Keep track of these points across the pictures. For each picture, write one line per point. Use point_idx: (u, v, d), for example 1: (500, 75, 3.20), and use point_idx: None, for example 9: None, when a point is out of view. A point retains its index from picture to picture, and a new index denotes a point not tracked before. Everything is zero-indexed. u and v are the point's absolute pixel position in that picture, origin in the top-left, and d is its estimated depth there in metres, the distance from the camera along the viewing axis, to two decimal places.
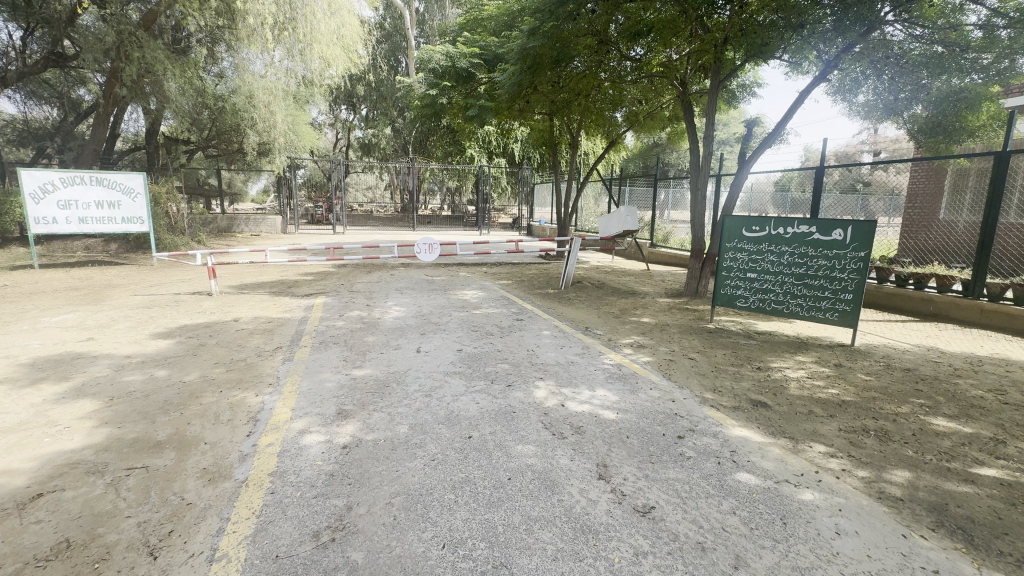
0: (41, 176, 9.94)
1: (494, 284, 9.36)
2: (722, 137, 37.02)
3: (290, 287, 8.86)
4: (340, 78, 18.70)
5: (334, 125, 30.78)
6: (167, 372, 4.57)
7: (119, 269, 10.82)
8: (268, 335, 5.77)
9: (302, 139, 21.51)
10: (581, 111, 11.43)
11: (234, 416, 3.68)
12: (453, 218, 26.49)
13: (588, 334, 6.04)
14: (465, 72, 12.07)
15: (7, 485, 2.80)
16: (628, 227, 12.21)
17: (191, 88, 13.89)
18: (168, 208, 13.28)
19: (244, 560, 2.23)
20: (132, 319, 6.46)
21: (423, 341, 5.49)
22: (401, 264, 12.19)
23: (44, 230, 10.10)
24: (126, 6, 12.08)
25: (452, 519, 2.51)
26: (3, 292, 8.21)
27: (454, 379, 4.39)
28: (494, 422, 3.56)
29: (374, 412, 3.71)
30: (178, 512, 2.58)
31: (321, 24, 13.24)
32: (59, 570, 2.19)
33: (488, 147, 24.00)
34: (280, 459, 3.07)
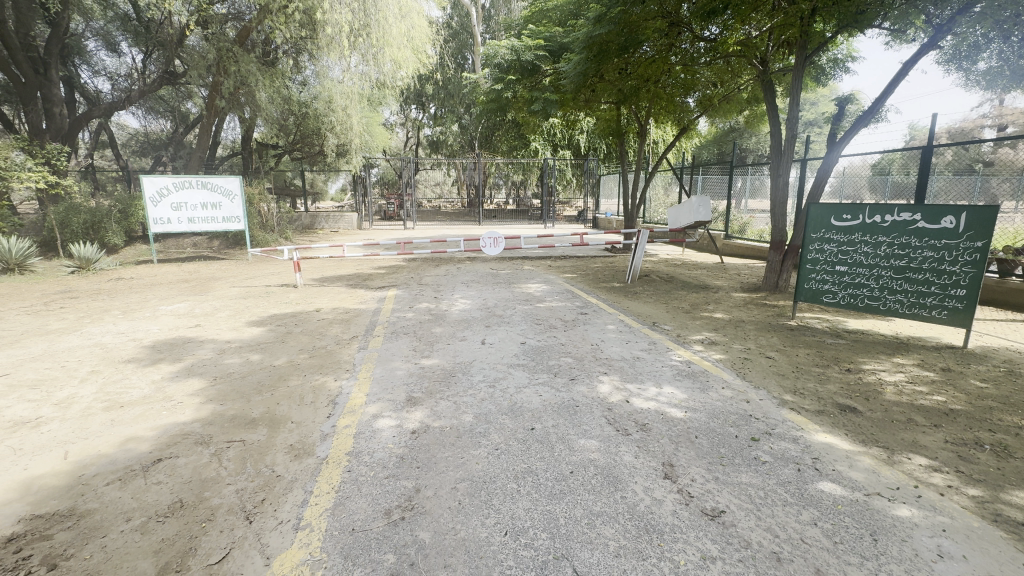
0: (158, 182, 11.31)
1: (558, 278, 9.32)
2: (807, 117, 34.05)
3: (364, 280, 9.40)
4: (410, 79, 19.46)
5: (405, 124, 32.03)
6: (259, 357, 5.05)
7: (220, 264, 12.06)
8: (346, 325, 6.18)
9: (375, 139, 22.68)
10: (651, 98, 10.97)
11: (316, 399, 4.00)
12: (518, 212, 26.67)
13: (656, 329, 5.84)
14: (530, 65, 12.00)
15: (135, 450, 3.25)
16: (700, 218, 11.60)
17: (279, 96, 15.05)
18: (261, 208, 14.61)
19: (325, 531, 2.43)
20: (230, 309, 7.20)
21: (488, 334, 5.60)
22: (467, 258, 12.49)
23: (162, 229, 11.50)
24: (225, 25, 13.41)
25: (514, 508, 2.56)
26: (130, 284, 9.47)
27: (518, 371, 4.45)
28: (557, 415, 3.57)
29: (442, 400, 3.86)
30: (268, 483, 2.85)
31: (392, 28, 13.86)
32: (175, 526, 2.51)
33: (552, 140, 23.89)
34: (356, 440, 3.30)
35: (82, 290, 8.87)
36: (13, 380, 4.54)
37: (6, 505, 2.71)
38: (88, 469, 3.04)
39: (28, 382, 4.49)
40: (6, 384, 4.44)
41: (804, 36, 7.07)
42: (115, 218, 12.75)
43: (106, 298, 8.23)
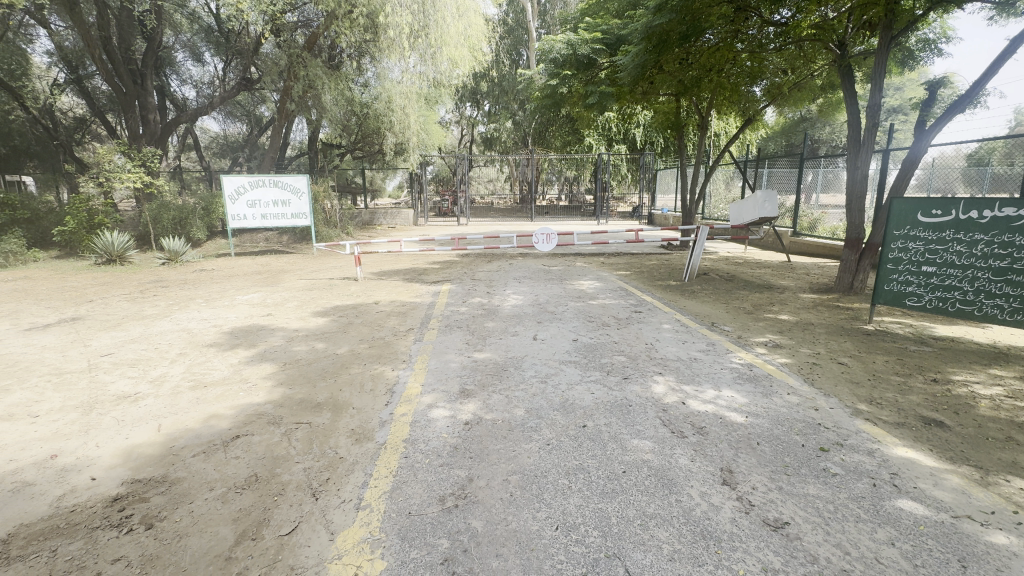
0: (236, 181, 12.24)
1: (611, 275, 9.18)
2: (892, 104, 30.97)
3: (420, 275, 9.72)
4: (466, 77, 19.75)
5: (459, 121, 32.54)
6: (324, 345, 5.35)
7: (289, 257, 12.88)
8: (402, 317, 6.42)
9: (431, 137, 23.33)
10: (713, 88, 10.49)
11: (375, 387, 4.19)
12: (570, 208, 26.40)
13: (714, 330, 5.61)
14: (586, 58, 11.78)
15: (217, 426, 3.57)
16: (766, 214, 10.96)
17: (344, 98, 15.84)
18: (325, 205, 15.48)
19: (384, 513, 2.55)
20: (298, 299, 7.69)
21: (540, 330, 5.61)
22: (519, 254, 12.57)
23: (239, 225, 12.44)
24: (296, 32, 14.23)
25: (565, 504, 2.56)
26: (211, 275, 10.32)
27: (570, 368, 4.42)
28: (610, 413, 3.53)
29: (494, 393, 3.92)
30: (332, 464, 3.03)
31: (449, 28, 14.23)
32: (251, 498, 2.73)
33: (607, 134, 23.45)
34: (412, 428, 3.42)
35: (171, 280, 9.78)
36: (116, 359, 5.10)
37: (113, 469, 3.06)
38: (178, 441, 3.37)
39: (128, 361, 5.04)
40: (110, 362, 4.99)
41: (889, 16, 6.51)
42: (199, 215, 13.95)
43: (191, 287, 9.03)
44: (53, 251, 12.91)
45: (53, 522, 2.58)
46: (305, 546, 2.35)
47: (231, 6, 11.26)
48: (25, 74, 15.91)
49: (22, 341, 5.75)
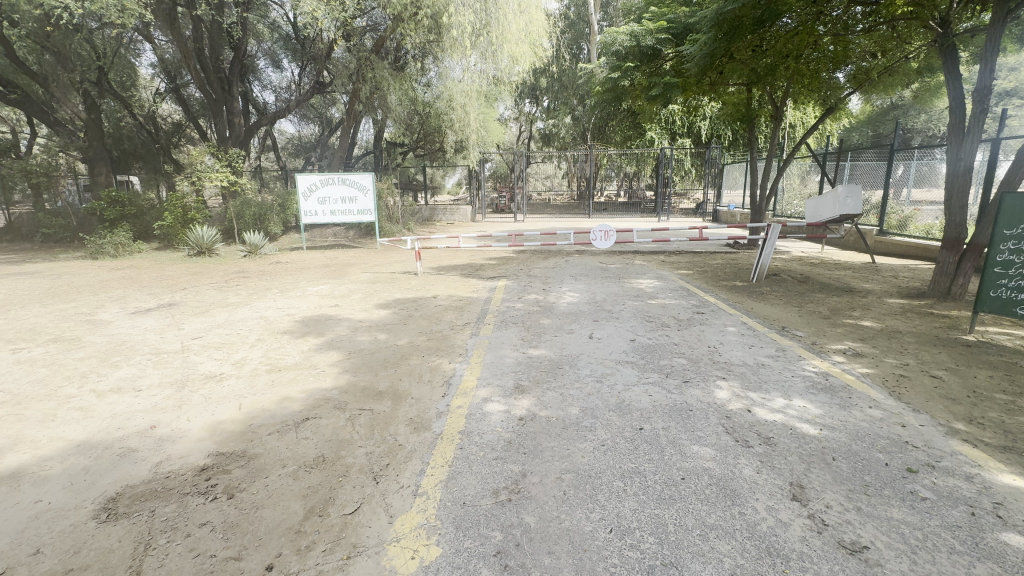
0: (309, 179, 13.04)
1: (672, 274, 8.87)
2: (1006, 87, 27.25)
3: (477, 270, 9.89)
4: (526, 74, 19.77)
5: (518, 118, 32.66)
6: (385, 336, 5.58)
7: (354, 251, 13.56)
8: (459, 312, 6.57)
9: (490, 134, 23.61)
10: (790, 77, 9.78)
11: (433, 378, 4.32)
12: (629, 205, 25.75)
13: (785, 335, 5.26)
14: (650, 49, 11.35)
15: (289, 408, 3.83)
16: (848, 211, 9.91)
17: (407, 98, 16.42)
18: (388, 201, 16.17)
19: (439, 502, 2.62)
20: (363, 292, 8.07)
21: (597, 328, 5.52)
22: (576, 251, 12.43)
23: (310, 220, 13.26)
24: (364, 36, 14.88)
25: (620, 506, 2.51)
26: (285, 267, 11.07)
27: (626, 368, 4.32)
28: (668, 416, 3.42)
29: (549, 391, 3.91)
30: (391, 451, 3.16)
31: (511, 24, 14.28)
32: (319, 477, 2.91)
33: (670, 127, 22.70)
34: (467, 421, 3.50)
35: (251, 271, 10.61)
36: (204, 342, 5.61)
37: (200, 441, 3.37)
38: (256, 420, 3.65)
39: (214, 344, 5.53)
40: (200, 345, 5.51)
41: None
42: (276, 211, 15.01)
43: (269, 278, 9.74)
44: (154, 243, 14.42)
45: (152, 485, 2.89)
46: (366, 526, 2.47)
47: (307, 15, 11.86)
48: (133, 86, 18.06)
49: (129, 323, 6.48)
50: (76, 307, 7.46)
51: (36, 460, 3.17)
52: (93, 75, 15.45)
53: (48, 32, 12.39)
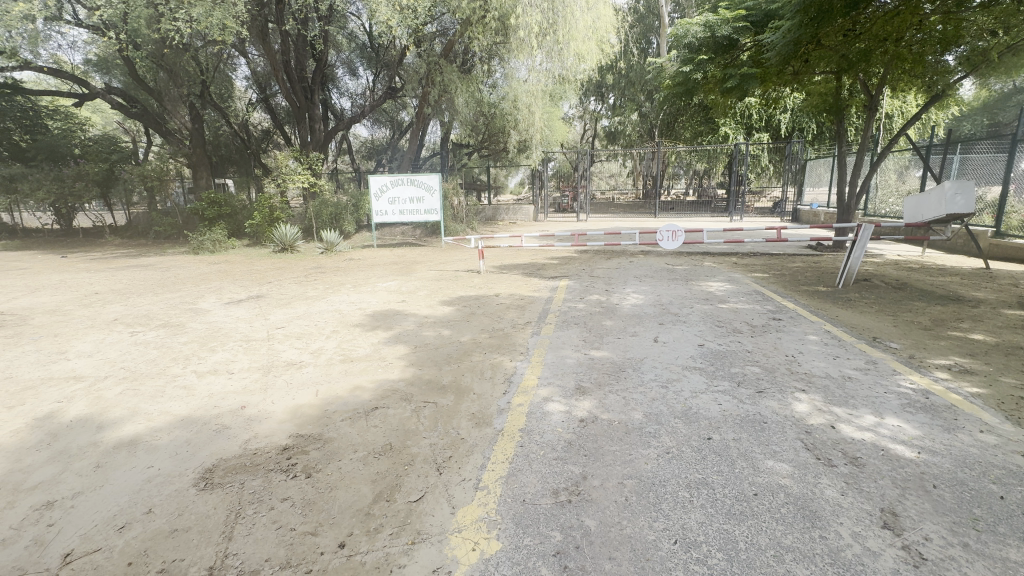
0: (381, 180, 13.70)
1: (746, 277, 8.37)
2: None
3: (539, 269, 9.91)
4: (593, 71, 19.46)
5: (583, 116, 32.25)
6: (449, 332, 5.75)
7: (421, 249, 14.08)
8: (521, 310, 6.62)
9: (553, 133, 23.58)
10: (887, 62, 8.89)
11: (494, 375, 4.40)
12: (698, 203, 24.62)
13: (876, 346, 4.79)
14: (727, 40, 10.61)
15: (360, 396, 4.06)
16: (957, 211, 8.78)
17: (473, 99, 16.80)
18: (453, 201, 16.66)
19: (499, 498, 2.65)
20: (429, 288, 8.36)
21: (662, 332, 5.34)
22: (641, 251, 12.09)
23: (381, 219, 13.94)
24: (435, 41, 15.37)
25: (686, 518, 2.42)
26: (358, 264, 11.70)
27: (694, 374, 4.13)
28: (739, 427, 3.24)
29: (611, 393, 3.84)
30: (454, 444, 3.25)
31: (578, 21, 14.13)
32: (386, 464, 3.05)
33: (746, 122, 21.44)
34: (528, 419, 3.52)
35: (328, 267, 11.33)
36: (287, 332, 6.08)
37: (282, 423, 3.66)
38: (331, 406, 3.91)
39: (295, 334, 5.98)
40: (283, 334, 5.98)
41: None
42: (350, 210, 15.94)
43: (343, 274, 10.35)
44: (245, 240, 15.82)
45: (242, 460, 3.18)
46: (430, 514, 2.57)
47: (382, 24, 12.36)
48: (229, 96, 20.02)
49: (224, 312, 7.17)
50: (181, 296, 8.36)
51: (148, 431, 3.60)
52: (197, 89, 17.34)
53: (164, 53, 13.99)
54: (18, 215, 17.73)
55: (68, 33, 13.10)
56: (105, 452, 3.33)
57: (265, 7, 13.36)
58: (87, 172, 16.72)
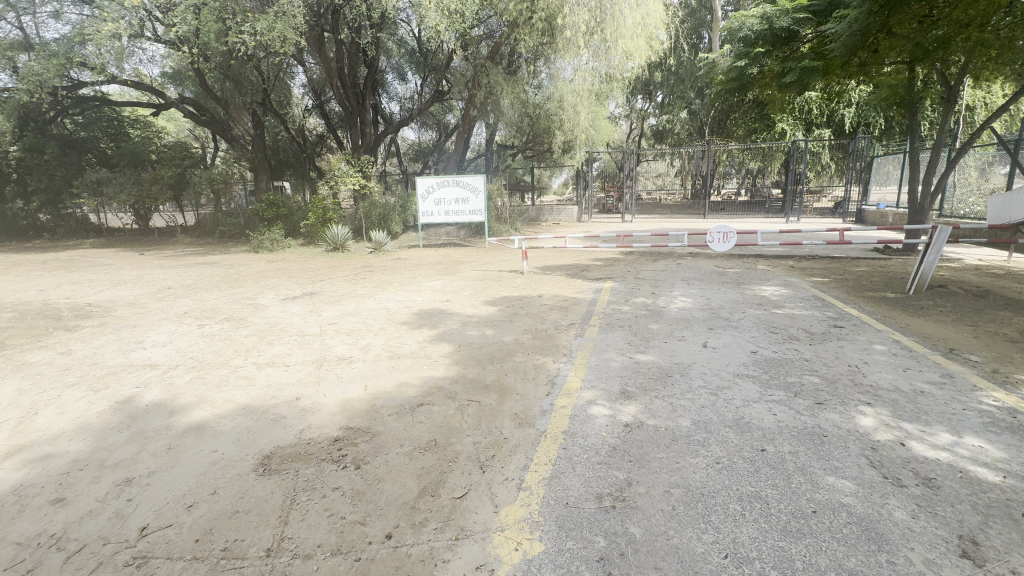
0: (427, 182, 14.01)
1: (803, 281, 7.92)
2: None
3: (583, 271, 9.80)
4: (640, 69, 19.02)
5: (629, 115, 31.62)
6: (492, 332, 5.80)
7: (465, 250, 14.28)
8: (564, 312, 6.58)
9: (599, 133, 23.29)
10: (969, 49, 8.23)
11: (537, 376, 4.39)
12: (751, 204, 23.57)
13: (953, 359, 4.40)
14: (786, 31, 10.03)
15: (406, 392, 4.17)
16: None
17: (518, 100, 16.88)
18: (497, 203, 16.80)
19: (542, 499, 2.65)
20: (473, 288, 8.47)
21: (712, 337, 5.15)
22: (689, 253, 11.71)
23: (427, 220, 14.26)
24: (482, 44, 15.55)
25: (737, 532, 2.32)
26: (405, 263, 12.01)
27: (746, 382, 3.96)
28: (795, 440, 3.07)
29: (657, 399, 3.74)
30: (497, 443, 3.28)
31: (626, 19, 13.84)
32: (431, 460, 3.12)
33: (805, 117, 20.32)
34: (572, 421, 3.49)
35: (376, 266, 11.73)
36: (338, 328, 6.34)
37: (334, 415, 3.82)
38: (378, 400, 4.04)
39: (346, 330, 6.23)
40: (334, 330, 6.25)
41: None
42: (398, 211, 16.39)
43: (390, 273, 10.67)
44: (300, 240, 16.64)
45: (298, 448, 3.35)
46: (474, 512, 2.60)
47: (431, 29, 12.66)
48: (288, 103, 21.11)
49: (281, 308, 7.57)
50: (242, 292, 8.90)
51: (214, 417, 3.86)
52: (259, 97, 18.42)
53: (230, 64, 14.94)
54: (104, 216, 19.49)
55: (149, 49, 14.26)
56: (176, 435, 3.60)
57: (322, 17, 14.00)
58: (162, 176, 18.12)
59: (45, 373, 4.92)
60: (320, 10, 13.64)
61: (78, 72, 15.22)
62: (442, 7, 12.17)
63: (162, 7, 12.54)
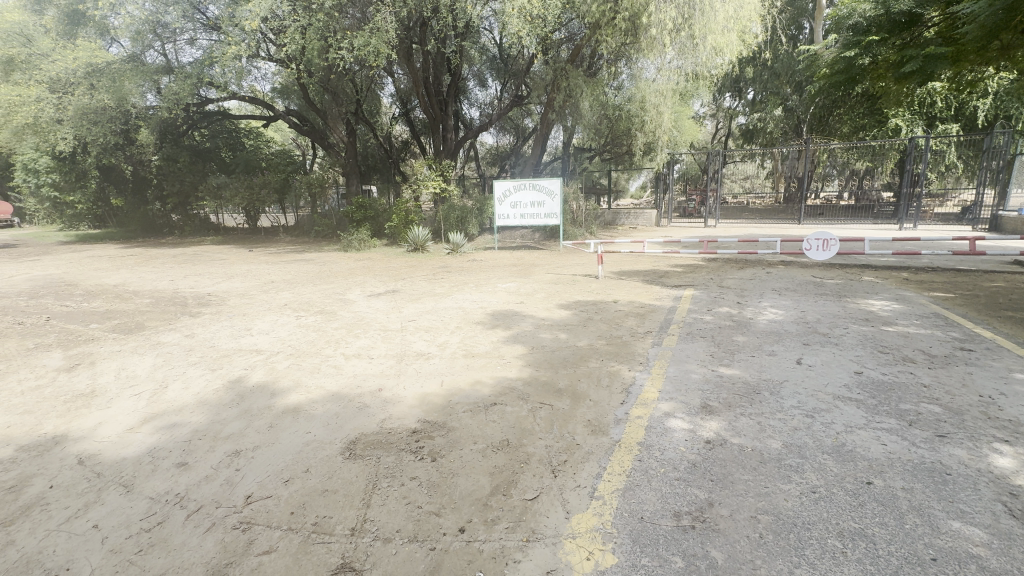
0: (504, 186, 14.26)
1: (920, 296, 7.00)
2: None
3: (661, 277, 9.43)
4: (730, 65, 17.88)
5: (716, 114, 29.91)
6: (566, 336, 5.76)
7: (539, 252, 14.33)
8: (640, 319, 6.37)
9: (682, 133, 22.32)
10: None
11: (612, 383, 4.28)
12: (855, 208, 21.31)
13: None
14: (906, 15, 8.90)
15: (480, 391, 4.27)
16: None
17: (597, 102, 16.63)
18: (573, 206, 16.70)
19: (615, 510, 2.58)
20: (547, 291, 8.47)
21: (807, 353, 4.71)
22: (781, 261, 10.82)
23: (503, 223, 14.49)
24: (562, 48, 15.57)
25: (837, 572, 2.09)
26: (480, 265, 12.30)
27: (848, 406, 3.57)
28: (910, 475, 2.71)
29: (742, 416, 3.49)
30: (570, 448, 3.25)
31: (717, 14, 13.02)
32: (504, 459, 3.16)
33: (925, 111, 18.22)
34: (648, 433, 3.36)
35: (453, 267, 12.14)
36: (417, 325, 6.65)
37: (412, 407, 4.01)
38: (454, 396, 4.18)
39: (424, 327, 6.51)
40: (414, 326, 6.56)
41: None
42: (475, 214, 16.68)
43: (467, 274, 10.98)
44: (384, 240, 17.67)
45: (380, 436, 3.55)
46: (545, 515, 2.59)
47: (512, 36, 12.82)
48: (377, 112, 22.51)
49: (367, 303, 8.09)
50: (333, 288, 9.63)
51: (308, 401, 4.22)
52: (353, 107, 19.81)
53: (328, 78, 16.24)
54: (222, 216, 22.05)
55: (263, 68, 15.93)
56: (277, 415, 3.98)
57: (410, 30, 14.78)
58: (270, 181, 20.21)
59: (174, 352, 5.68)
60: (409, 23, 14.40)
61: (206, 91, 17.36)
62: (524, 13, 12.32)
63: (275, 30, 13.84)
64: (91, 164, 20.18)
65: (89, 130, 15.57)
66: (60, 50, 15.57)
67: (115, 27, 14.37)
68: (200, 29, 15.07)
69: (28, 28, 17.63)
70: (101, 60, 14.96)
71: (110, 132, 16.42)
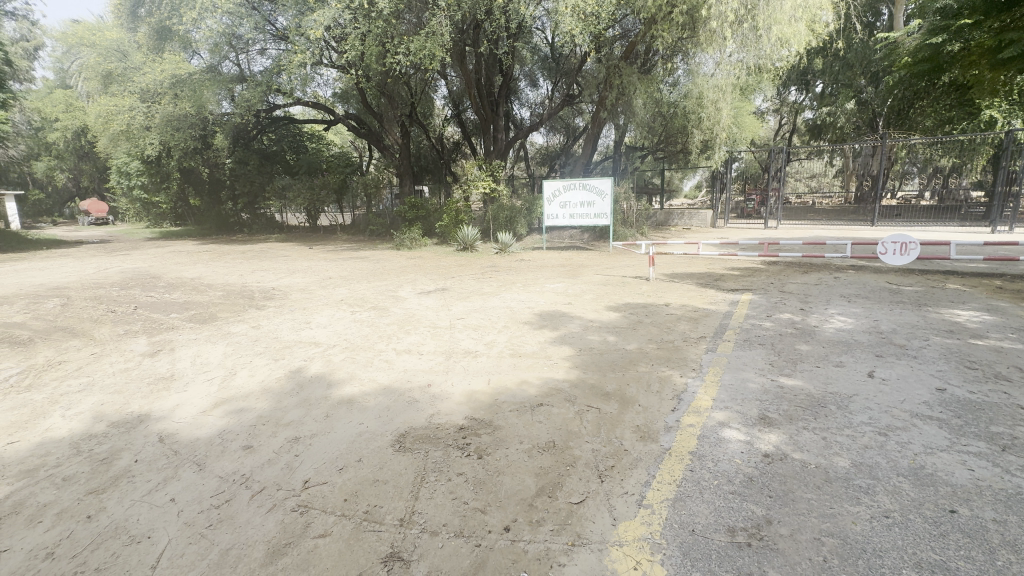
0: (554, 186, 14.24)
1: (1017, 307, 6.28)
2: None
3: (717, 280, 9.03)
4: (797, 57, 16.83)
5: (779, 109, 28.29)
6: (614, 338, 5.66)
7: (588, 253, 14.15)
8: (694, 323, 6.13)
9: (742, 130, 21.25)
10: None
11: (662, 389, 4.15)
12: (939, 209, 19.45)
13: None
14: None
15: (527, 391, 4.26)
16: None
17: (651, 99, 16.17)
18: (624, 206, 16.35)
19: (664, 520, 2.50)
20: (596, 292, 8.34)
21: (881, 366, 4.34)
22: (851, 266, 10.08)
23: (551, 223, 14.40)
24: (615, 45, 15.24)
25: None
26: (528, 265, 12.31)
27: (929, 425, 3.26)
28: (1003, 506, 2.44)
29: (805, 431, 3.28)
30: (617, 453, 3.18)
31: (784, 2, 12.28)
32: (549, 460, 3.14)
33: None
34: (700, 443, 3.23)
35: (501, 266, 12.21)
36: (465, 323, 6.75)
37: (459, 404, 4.07)
38: (501, 395, 4.21)
39: (472, 325, 6.61)
40: (462, 324, 6.67)
41: None
42: (524, 213, 16.66)
43: (514, 273, 11.02)
44: (435, 239, 18.06)
45: (428, 431, 3.64)
46: (591, 520, 2.55)
47: (565, 34, 12.73)
48: (430, 114, 23.03)
49: (417, 301, 8.31)
50: (386, 285, 9.97)
51: (362, 393, 4.39)
52: (407, 110, 20.36)
53: (385, 82, 16.79)
54: (286, 215, 23.37)
55: (325, 74, 16.73)
56: (333, 405, 4.17)
57: (464, 33, 15.00)
58: (330, 182, 21.22)
59: (243, 342, 6.09)
60: (463, 27, 14.66)
61: (275, 97, 18.44)
62: (577, 11, 12.17)
63: (337, 37, 14.43)
64: (174, 167, 22.03)
65: (173, 137, 16.86)
66: (151, 64, 16.88)
67: (197, 40, 15.52)
68: (269, 41, 16.22)
69: (124, 44, 19.52)
70: (184, 71, 16.26)
71: (191, 137, 17.82)
